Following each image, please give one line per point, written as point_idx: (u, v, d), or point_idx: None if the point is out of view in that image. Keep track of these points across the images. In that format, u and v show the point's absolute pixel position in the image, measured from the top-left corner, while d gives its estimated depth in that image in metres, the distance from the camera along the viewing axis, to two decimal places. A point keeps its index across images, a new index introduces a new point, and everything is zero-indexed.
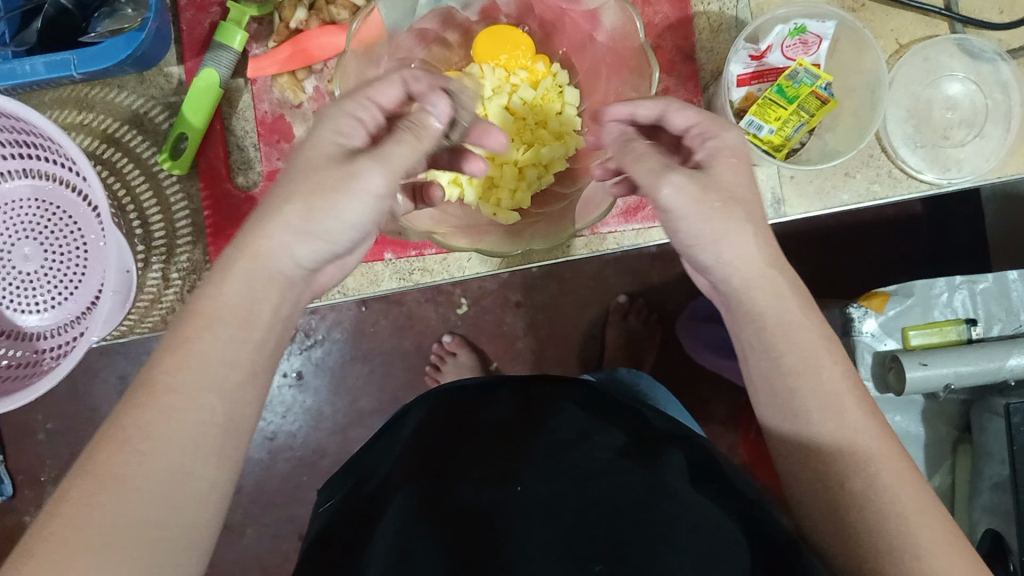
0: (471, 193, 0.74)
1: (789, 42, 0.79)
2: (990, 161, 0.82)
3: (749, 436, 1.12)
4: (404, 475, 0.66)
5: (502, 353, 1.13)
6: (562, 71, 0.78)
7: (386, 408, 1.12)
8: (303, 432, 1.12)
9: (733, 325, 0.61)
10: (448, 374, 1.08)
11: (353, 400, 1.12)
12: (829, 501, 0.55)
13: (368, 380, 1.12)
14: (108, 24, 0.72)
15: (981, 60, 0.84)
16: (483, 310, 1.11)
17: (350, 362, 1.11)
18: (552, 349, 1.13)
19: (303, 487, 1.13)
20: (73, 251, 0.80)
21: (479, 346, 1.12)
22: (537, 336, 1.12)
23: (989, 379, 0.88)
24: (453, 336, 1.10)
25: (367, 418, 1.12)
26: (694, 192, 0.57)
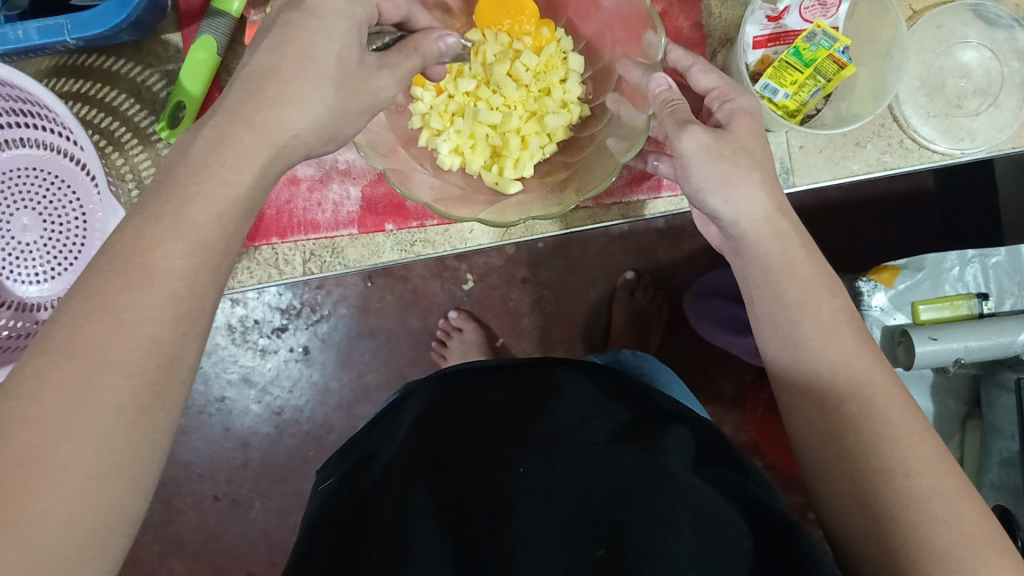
0: (474, 162, 0.73)
1: (807, 3, 0.74)
2: (1005, 132, 0.80)
3: (754, 412, 1.13)
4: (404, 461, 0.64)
5: (507, 329, 1.12)
6: (566, 36, 0.75)
7: (392, 382, 1.12)
8: (310, 407, 1.12)
9: (740, 270, 0.63)
10: (454, 350, 1.07)
11: (359, 375, 1.11)
12: (856, 492, 0.51)
13: (374, 356, 1.11)
14: None
15: (997, 27, 0.81)
16: (489, 287, 1.10)
17: (355, 337, 1.10)
18: (558, 325, 1.12)
19: (310, 462, 1.13)
20: (72, 222, 0.78)
21: (485, 322, 1.11)
22: (543, 313, 1.11)
23: (997, 354, 0.86)
24: (458, 312, 1.09)
25: (372, 393, 1.12)
26: (703, 138, 0.61)
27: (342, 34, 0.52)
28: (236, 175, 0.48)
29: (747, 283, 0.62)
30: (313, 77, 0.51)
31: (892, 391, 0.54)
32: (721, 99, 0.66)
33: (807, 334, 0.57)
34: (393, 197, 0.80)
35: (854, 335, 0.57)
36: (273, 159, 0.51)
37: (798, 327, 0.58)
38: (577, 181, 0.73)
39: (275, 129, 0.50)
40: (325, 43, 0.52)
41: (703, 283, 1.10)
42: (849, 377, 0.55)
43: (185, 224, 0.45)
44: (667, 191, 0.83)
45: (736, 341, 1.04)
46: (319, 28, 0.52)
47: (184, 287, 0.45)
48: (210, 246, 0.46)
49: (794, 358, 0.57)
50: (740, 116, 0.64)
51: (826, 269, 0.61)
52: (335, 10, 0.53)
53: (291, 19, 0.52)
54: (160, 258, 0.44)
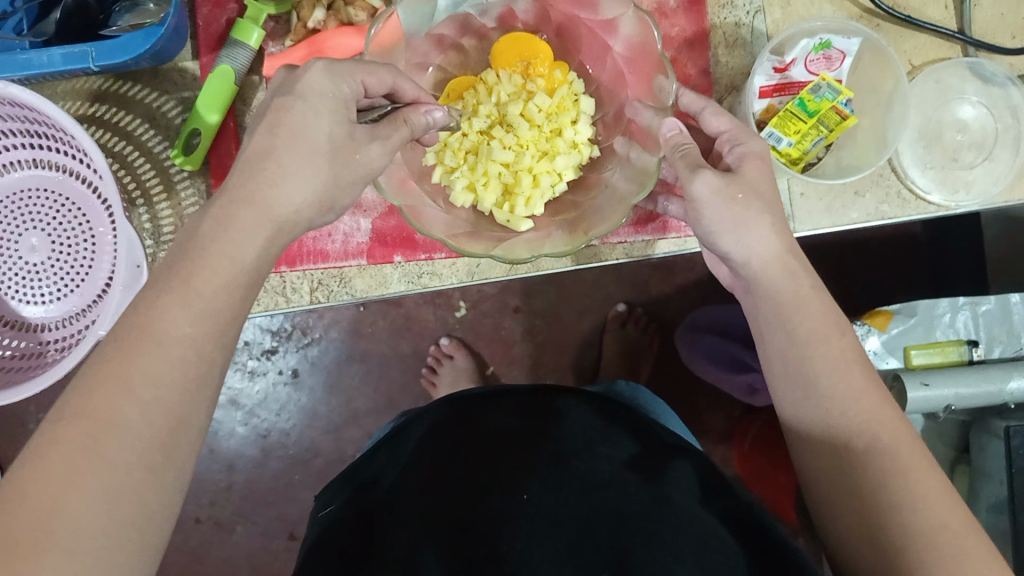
0: (487, 199, 0.74)
1: (812, 57, 0.77)
2: (999, 185, 0.81)
3: (741, 449, 1.14)
4: (410, 487, 0.64)
5: (499, 357, 1.12)
6: (579, 79, 0.76)
7: (380, 408, 1.12)
8: (296, 430, 1.12)
9: (752, 309, 0.64)
10: (445, 378, 1.08)
11: (348, 400, 1.11)
12: (867, 526, 0.52)
13: (364, 381, 1.11)
14: (130, 18, 0.68)
15: (993, 83, 0.81)
16: (481, 314, 1.10)
17: (346, 361, 1.10)
18: (549, 354, 1.13)
19: (295, 486, 1.13)
20: (82, 245, 0.79)
21: (476, 350, 1.11)
22: (535, 341, 1.12)
23: (987, 401, 0.88)
24: (450, 339, 1.10)
25: (361, 417, 1.12)
26: (715, 183, 0.62)
27: (329, 114, 0.52)
28: (238, 251, 0.49)
29: (759, 323, 0.63)
30: (304, 152, 0.51)
31: (901, 430, 0.56)
32: (731, 142, 0.67)
33: (817, 371, 0.58)
34: (404, 229, 0.80)
35: (863, 375, 0.59)
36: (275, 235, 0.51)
37: (807, 364, 0.59)
38: (586, 221, 0.73)
39: (277, 202, 0.51)
40: (315, 123, 0.52)
41: (697, 317, 1.11)
42: (859, 413, 0.56)
43: (188, 290, 0.47)
44: (673, 231, 0.83)
45: (728, 378, 1.08)
46: (305, 111, 0.51)
47: (191, 353, 0.46)
48: (215, 315, 0.48)
49: (802, 394, 0.59)
50: (751, 159, 0.65)
51: (834, 308, 0.62)
52: (321, 91, 0.52)
53: (279, 102, 0.52)
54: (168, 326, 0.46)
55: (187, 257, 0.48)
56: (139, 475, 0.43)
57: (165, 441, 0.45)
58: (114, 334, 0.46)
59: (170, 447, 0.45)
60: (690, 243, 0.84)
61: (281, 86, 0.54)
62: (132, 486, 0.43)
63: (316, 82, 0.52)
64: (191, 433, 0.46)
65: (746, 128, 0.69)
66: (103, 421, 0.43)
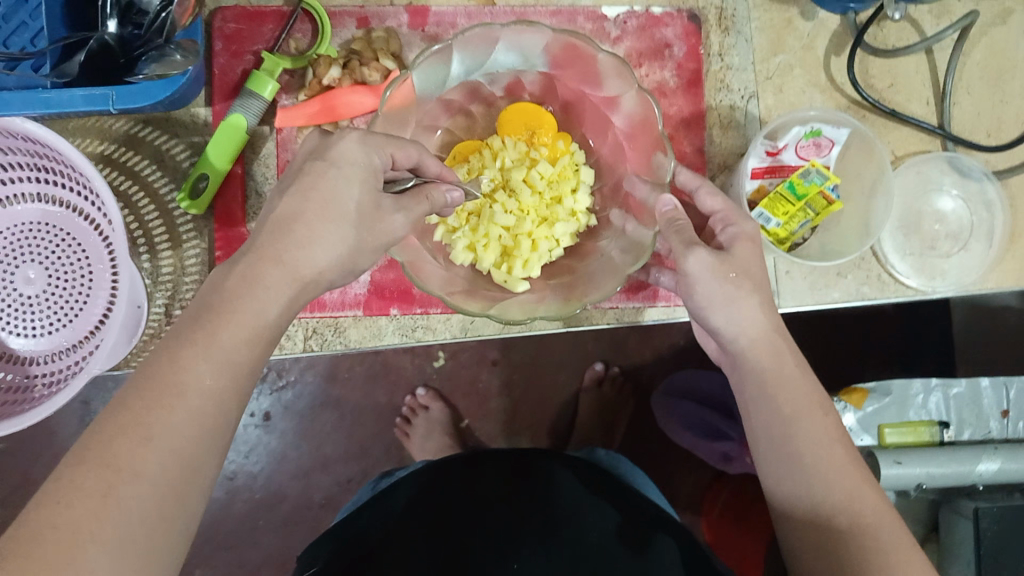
0: (485, 259, 0.75)
1: (803, 143, 0.81)
2: (973, 274, 0.85)
3: (710, 516, 1.15)
4: (403, 544, 0.66)
5: (474, 410, 1.13)
6: (580, 150, 0.80)
7: (351, 455, 1.12)
8: (264, 474, 1.11)
9: (738, 384, 0.66)
10: (419, 430, 1.09)
11: (319, 445, 1.11)
12: None
13: (336, 427, 1.11)
14: (155, 68, 0.68)
15: (969, 178, 0.86)
16: (459, 364, 1.10)
17: (319, 407, 1.09)
18: (525, 408, 1.13)
19: (259, 531, 1.12)
20: (79, 280, 0.79)
21: (452, 402, 1.11)
22: (511, 396, 1.12)
23: (957, 481, 0.91)
24: (427, 390, 1.10)
25: (331, 464, 1.11)
26: (711, 262, 0.64)
27: (360, 182, 0.55)
28: (265, 308, 0.51)
29: (745, 399, 0.65)
30: (334, 218, 0.54)
31: (880, 511, 0.59)
32: (723, 222, 0.70)
33: (800, 449, 0.61)
34: (402, 283, 0.82)
35: (844, 454, 0.61)
36: (299, 295, 0.54)
37: (794, 441, 0.61)
38: (582, 286, 0.75)
39: (297, 262, 0.53)
40: (346, 190, 0.55)
41: (675, 381, 1.12)
42: (838, 492, 0.59)
43: (212, 348, 0.49)
44: (663, 299, 0.85)
45: (704, 445, 1.11)
46: (338, 178, 0.55)
47: (212, 406, 0.48)
48: (234, 367, 0.49)
49: (788, 470, 0.61)
50: (742, 240, 0.68)
51: (817, 387, 0.65)
52: (354, 161, 0.56)
53: (313, 168, 0.55)
54: (188, 378, 0.47)
55: (214, 306, 0.50)
56: (151, 522, 0.44)
57: (179, 491, 0.46)
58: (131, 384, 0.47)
59: (180, 493, 0.46)
60: (679, 311, 0.86)
61: (315, 151, 0.57)
62: (143, 532, 0.43)
63: (350, 151, 0.56)
64: (202, 487, 0.47)
65: (738, 208, 0.72)
66: (120, 468, 0.43)
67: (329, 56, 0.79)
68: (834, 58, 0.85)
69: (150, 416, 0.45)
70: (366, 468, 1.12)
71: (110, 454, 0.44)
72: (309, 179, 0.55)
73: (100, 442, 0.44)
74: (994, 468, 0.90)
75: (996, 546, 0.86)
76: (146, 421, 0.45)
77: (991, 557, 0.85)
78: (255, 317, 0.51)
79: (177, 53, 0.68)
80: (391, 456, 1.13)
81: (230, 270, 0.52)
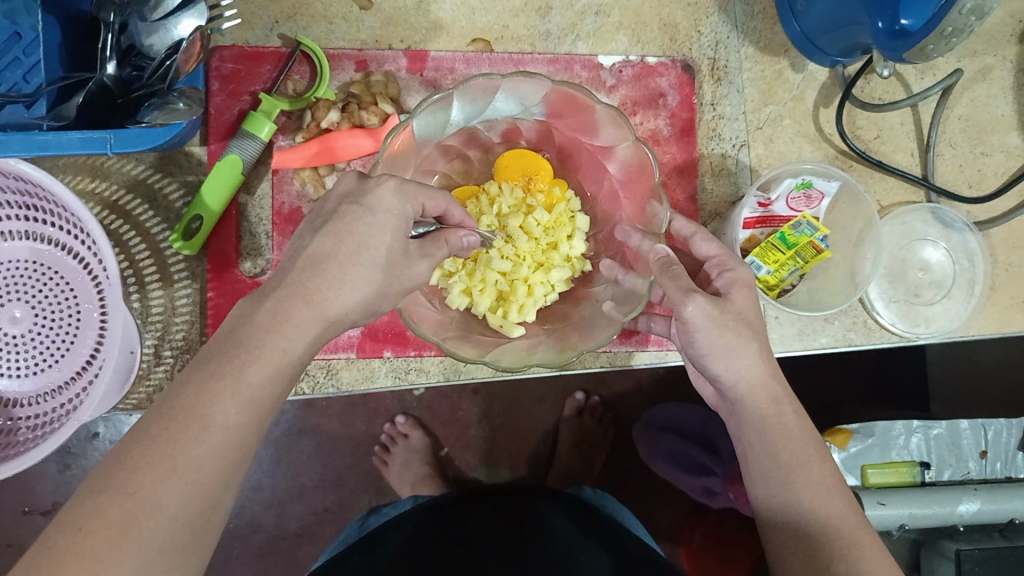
0: (482, 303, 0.75)
1: (794, 194, 0.82)
2: (956, 322, 0.87)
3: (689, 545, 1.15)
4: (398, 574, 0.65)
5: (453, 440, 1.11)
6: (575, 196, 0.80)
7: (328, 483, 1.10)
8: (238, 503, 1.09)
9: (737, 431, 0.67)
10: (398, 460, 1.08)
11: (295, 474, 1.10)
12: None
13: (313, 456, 1.09)
14: (159, 115, 0.66)
15: (953, 228, 0.88)
16: (440, 393, 1.09)
17: (296, 435, 1.08)
18: (505, 439, 1.11)
19: (231, 560, 1.11)
20: (66, 320, 0.78)
21: (432, 430, 1.11)
22: (490, 425, 1.10)
23: (939, 522, 0.91)
24: (406, 418, 1.09)
25: (309, 493, 1.10)
26: (711, 310, 0.64)
27: (390, 230, 0.56)
28: (290, 347, 0.53)
29: (744, 444, 0.66)
30: (365, 262, 0.55)
31: (878, 554, 0.58)
32: (720, 267, 0.71)
33: (800, 495, 0.61)
34: (396, 326, 0.82)
35: (841, 500, 0.61)
36: (322, 332, 0.55)
37: (792, 488, 0.62)
38: (576, 332, 0.76)
39: (325, 306, 0.54)
40: (379, 236, 0.56)
41: (656, 414, 1.12)
42: (838, 537, 0.59)
43: (239, 385, 0.50)
44: (654, 344, 0.87)
45: (685, 479, 1.12)
46: (371, 225, 0.56)
47: (231, 439, 0.50)
48: (256, 405, 0.51)
49: (787, 517, 0.61)
50: (739, 287, 0.68)
51: (813, 433, 0.66)
52: (389, 208, 0.56)
53: (348, 211, 0.56)
54: (215, 412, 0.49)
55: (233, 349, 0.51)
56: (164, 553, 0.47)
57: (192, 529, 0.48)
58: (158, 413, 0.49)
59: (194, 525, 0.48)
60: (671, 356, 0.87)
61: (350, 194, 0.58)
62: (158, 562, 0.46)
63: (386, 199, 0.56)
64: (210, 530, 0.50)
65: (733, 254, 0.73)
66: (143, 499, 0.46)
67: (327, 99, 0.79)
68: (822, 110, 0.87)
69: (163, 443, 0.48)
70: (342, 498, 1.11)
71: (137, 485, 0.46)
72: (330, 231, 0.56)
73: (124, 471, 0.47)
74: (973, 509, 0.91)
75: None
76: (172, 453, 0.48)
77: None
78: (282, 354, 0.52)
79: (180, 101, 0.67)
80: (368, 485, 1.12)
81: (257, 308, 0.53)
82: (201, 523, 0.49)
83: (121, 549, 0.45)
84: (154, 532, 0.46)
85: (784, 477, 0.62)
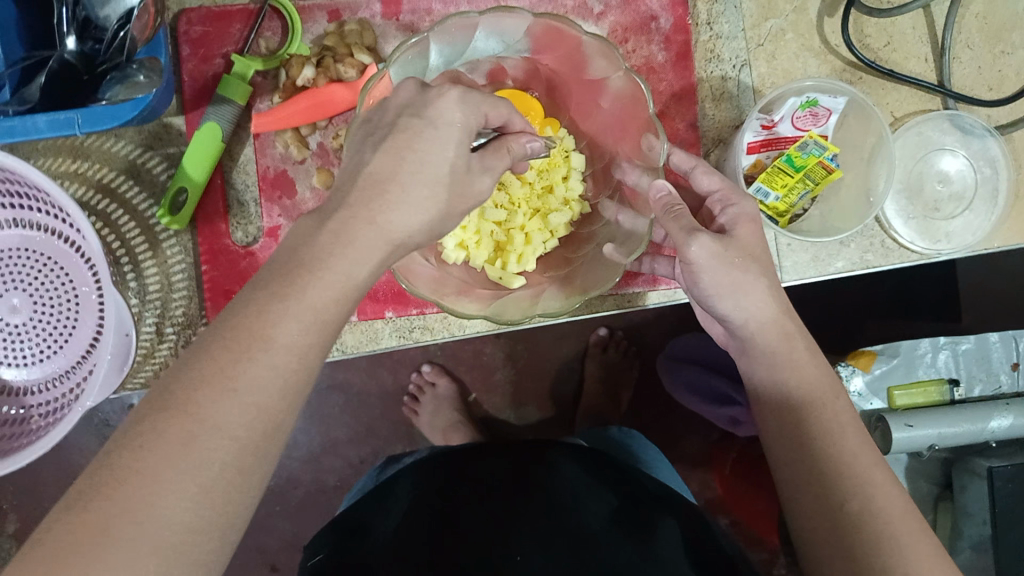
0: (478, 256, 0.73)
1: (799, 113, 0.78)
2: (979, 235, 0.82)
3: (721, 471, 1.12)
4: (406, 531, 0.65)
5: (479, 384, 1.10)
6: (568, 135, 0.77)
7: (360, 436, 1.09)
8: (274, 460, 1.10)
9: (748, 372, 0.65)
10: (427, 407, 1.06)
11: (328, 430, 1.09)
12: None
13: (343, 409, 1.08)
14: (121, 90, 0.66)
15: (972, 136, 0.83)
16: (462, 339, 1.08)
17: (326, 391, 1.07)
18: (528, 381, 1.09)
19: (275, 516, 1.11)
20: (65, 304, 0.77)
21: (457, 376, 1.09)
22: (515, 367, 1.09)
23: (970, 439, 0.90)
24: (432, 365, 1.08)
25: (342, 447, 1.09)
26: (715, 247, 0.61)
27: (452, 156, 0.52)
28: (348, 276, 0.48)
29: (756, 385, 0.64)
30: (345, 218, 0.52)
31: (890, 490, 0.55)
32: (722, 203, 0.67)
33: (813, 433, 0.58)
34: (394, 286, 0.80)
35: (853, 433, 0.59)
36: (388, 256, 0.51)
37: (806, 424, 0.59)
38: (580, 277, 0.74)
39: (386, 231, 0.49)
40: (439, 150, 0.51)
41: (679, 346, 1.07)
42: (851, 475, 0.55)
43: (301, 305, 0.45)
44: (663, 283, 0.84)
45: (710, 411, 1.03)
46: (434, 142, 0.51)
47: (295, 361, 0.45)
48: (323, 327, 0.46)
49: (799, 455, 0.58)
50: (744, 222, 0.65)
51: (828, 369, 0.63)
52: (451, 120, 0.52)
53: (408, 124, 0.51)
54: (277, 331, 0.44)
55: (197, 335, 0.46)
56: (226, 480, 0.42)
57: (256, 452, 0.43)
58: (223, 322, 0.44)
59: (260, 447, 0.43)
60: (681, 294, 0.84)
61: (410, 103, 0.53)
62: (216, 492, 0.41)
63: (446, 109, 0.52)
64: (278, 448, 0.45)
65: (736, 187, 0.69)
66: (202, 418, 0.41)
67: (299, 54, 0.75)
68: (827, 20, 0.82)
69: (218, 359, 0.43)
70: (376, 449, 1.10)
71: (195, 400, 0.42)
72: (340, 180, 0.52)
73: (186, 384, 0.42)
74: (1006, 424, 0.88)
75: (1010, 503, 0.85)
76: (230, 374, 0.43)
77: (1006, 513, 0.85)
78: (337, 286, 0.47)
79: (140, 74, 0.67)
80: (399, 434, 1.11)
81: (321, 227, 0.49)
82: (268, 445, 0.44)
83: (179, 471, 0.40)
84: (220, 452, 0.41)
85: (798, 415, 0.60)
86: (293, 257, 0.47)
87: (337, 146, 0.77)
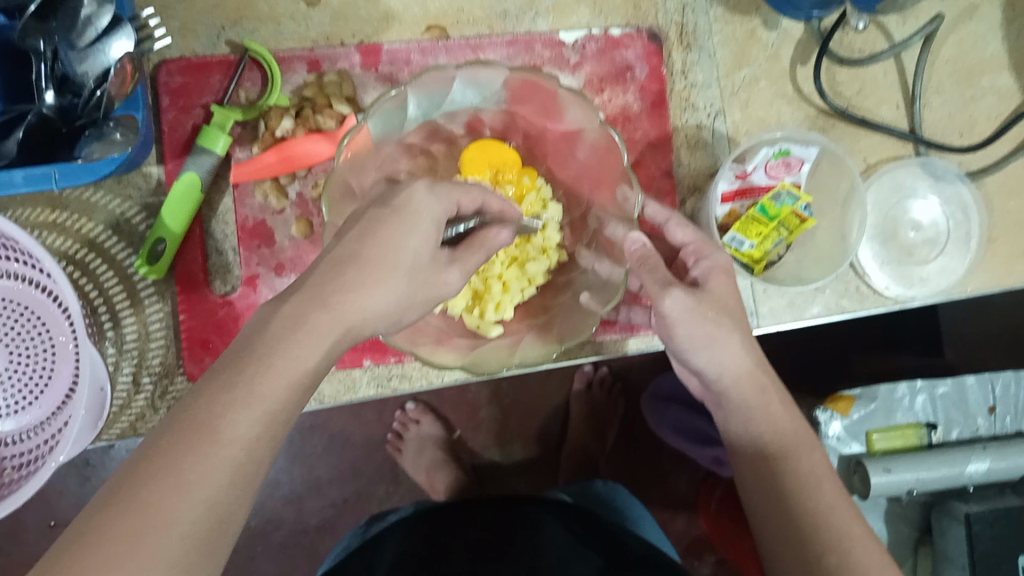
0: (456, 305, 0.73)
1: (772, 163, 0.80)
2: (953, 279, 0.84)
3: (707, 511, 1.09)
4: None
5: (464, 422, 1.05)
6: (546, 184, 0.78)
7: (344, 475, 1.06)
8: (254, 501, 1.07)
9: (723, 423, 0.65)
10: (410, 447, 1.03)
11: (310, 470, 1.05)
12: None
13: (326, 450, 1.04)
14: (97, 146, 0.66)
15: (944, 181, 0.85)
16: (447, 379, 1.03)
17: (306, 431, 1.02)
18: (516, 418, 1.06)
19: (256, 558, 1.08)
20: (42, 354, 0.77)
21: (442, 413, 1.04)
22: (500, 405, 1.04)
23: (948, 483, 0.90)
24: (416, 403, 1.02)
25: (325, 487, 1.06)
26: (689, 303, 0.62)
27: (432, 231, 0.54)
28: (306, 354, 0.46)
29: (732, 437, 0.64)
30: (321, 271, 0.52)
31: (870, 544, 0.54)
32: (695, 255, 0.68)
33: (787, 486, 0.58)
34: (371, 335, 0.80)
35: (833, 487, 0.58)
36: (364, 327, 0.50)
37: (781, 477, 0.59)
38: (557, 326, 0.74)
39: (353, 311, 0.50)
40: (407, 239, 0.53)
41: (662, 385, 1.06)
42: (828, 529, 0.55)
43: (251, 395, 0.43)
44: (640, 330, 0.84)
45: (694, 449, 1.05)
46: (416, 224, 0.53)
47: (243, 456, 0.42)
48: (273, 416, 0.44)
49: (775, 509, 0.58)
50: (717, 275, 0.66)
51: (802, 421, 0.64)
52: (425, 210, 0.54)
53: (372, 213, 0.54)
54: (229, 425, 0.42)
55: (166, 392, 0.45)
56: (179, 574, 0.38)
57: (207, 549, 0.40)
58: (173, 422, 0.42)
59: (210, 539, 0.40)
60: (658, 340, 0.84)
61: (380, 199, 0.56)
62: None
63: (415, 201, 0.54)
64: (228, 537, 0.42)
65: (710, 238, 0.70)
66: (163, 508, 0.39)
67: (280, 106, 0.77)
68: (800, 68, 0.83)
69: (176, 450, 0.41)
70: (360, 490, 1.07)
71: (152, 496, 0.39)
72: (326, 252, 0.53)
73: (145, 471, 0.40)
74: (983, 468, 0.89)
75: (989, 548, 0.85)
76: (182, 465, 0.40)
77: (986, 559, 0.85)
78: (295, 363, 0.46)
79: (117, 132, 0.67)
80: (383, 476, 1.07)
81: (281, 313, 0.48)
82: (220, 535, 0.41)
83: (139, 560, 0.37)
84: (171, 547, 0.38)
85: (772, 469, 0.60)
86: (274, 318, 0.47)
87: (317, 195, 0.78)
